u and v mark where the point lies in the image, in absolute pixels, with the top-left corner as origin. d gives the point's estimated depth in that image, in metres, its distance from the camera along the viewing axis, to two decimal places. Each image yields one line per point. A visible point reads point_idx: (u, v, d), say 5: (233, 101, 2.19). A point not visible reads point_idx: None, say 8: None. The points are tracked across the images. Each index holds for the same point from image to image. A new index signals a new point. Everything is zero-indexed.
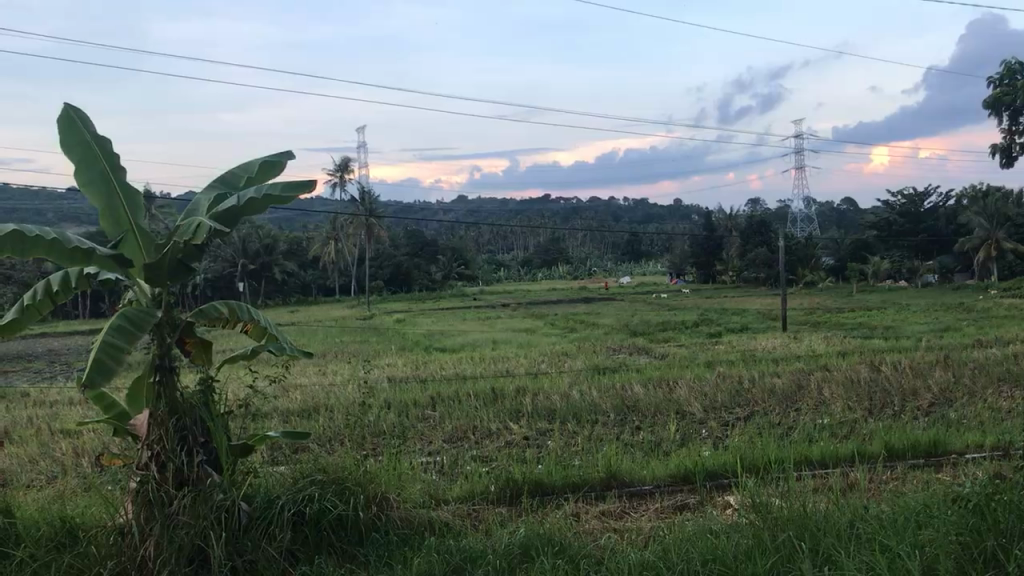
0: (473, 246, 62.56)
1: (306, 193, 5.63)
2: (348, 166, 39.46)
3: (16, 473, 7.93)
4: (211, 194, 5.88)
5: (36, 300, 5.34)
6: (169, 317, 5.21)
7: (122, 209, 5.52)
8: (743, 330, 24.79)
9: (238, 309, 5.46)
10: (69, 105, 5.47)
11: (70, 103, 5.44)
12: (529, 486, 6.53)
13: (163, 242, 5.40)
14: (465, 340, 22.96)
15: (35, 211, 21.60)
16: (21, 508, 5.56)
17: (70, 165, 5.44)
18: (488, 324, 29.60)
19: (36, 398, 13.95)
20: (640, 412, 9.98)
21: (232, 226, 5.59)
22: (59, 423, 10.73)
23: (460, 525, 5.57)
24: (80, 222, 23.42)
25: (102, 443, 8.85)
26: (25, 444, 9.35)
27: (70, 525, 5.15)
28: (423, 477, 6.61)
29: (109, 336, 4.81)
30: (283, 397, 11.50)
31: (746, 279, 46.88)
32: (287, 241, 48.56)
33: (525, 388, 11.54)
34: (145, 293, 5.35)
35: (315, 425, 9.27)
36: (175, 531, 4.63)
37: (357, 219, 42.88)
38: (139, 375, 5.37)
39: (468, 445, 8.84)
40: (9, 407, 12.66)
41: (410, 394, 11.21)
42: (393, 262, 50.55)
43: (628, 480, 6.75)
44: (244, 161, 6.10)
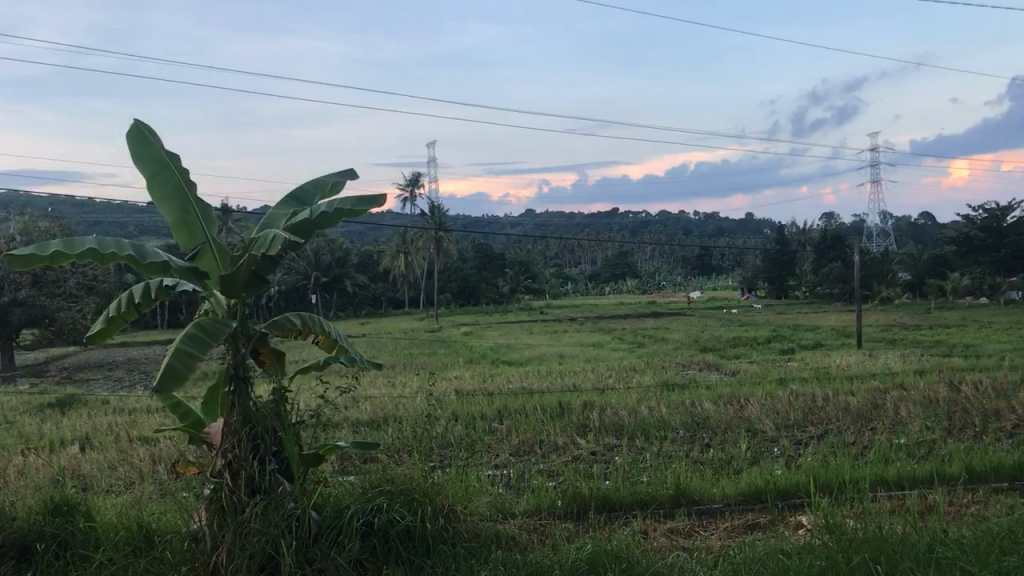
0: (541, 259, 62.60)
1: (378, 207, 5.71)
2: (419, 181, 39.83)
3: (96, 479, 8.16)
4: (286, 209, 6.00)
5: (120, 309, 5.51)
6: (244, 328, 5.33)
7: (198, 223, 5.68)
8: (815, 347, 24.30)
9: (312, 321, 5.57)
10: (139, 121, 5.71)
11: (141, 120, 5.68)
12: (596, 502, 6.46)
13: (239, 253, 5.53)
14: (533, 354, 22.96)
15: (118, 224, 22.31)
16: (101, 512, 5.70)
17: (143, 180, 5.65)
18: (553, 338, 29.54)
19: (116, 405, 14.36)
20: (710, 429, 9.83)
21: (307, 240, 5.69)
22: (136, 431, 11.02)
23: (526, 539, 5.55)
24: (160, 234, 24.09)
25: (178, 451, 9.05)
26: (105, 450, 9.65)
27: (146, 530, 5.28)
28: (490, 490, 6.60)
29: (184, 344, 4.95)
30: (353, 407, 11.65)
31: (820, 294, 45.94)
32: (358, 254, 49.30)
33: (592, 403, 11.49)
34: (221, 304, 5.47)
35: (384, 436, 9.36)
36: (247, 538, 4.72)
37: (428, 233, 43.34)
38: (214, 385, 5.48)
39: (534, 458, 8.83)
40: (89, 414, 13.04)
41: (477, 406, 11.25)
42: (461, 275, 50.86)
43: (697, 498, 6.65)
44: (317, 177, 6.23)
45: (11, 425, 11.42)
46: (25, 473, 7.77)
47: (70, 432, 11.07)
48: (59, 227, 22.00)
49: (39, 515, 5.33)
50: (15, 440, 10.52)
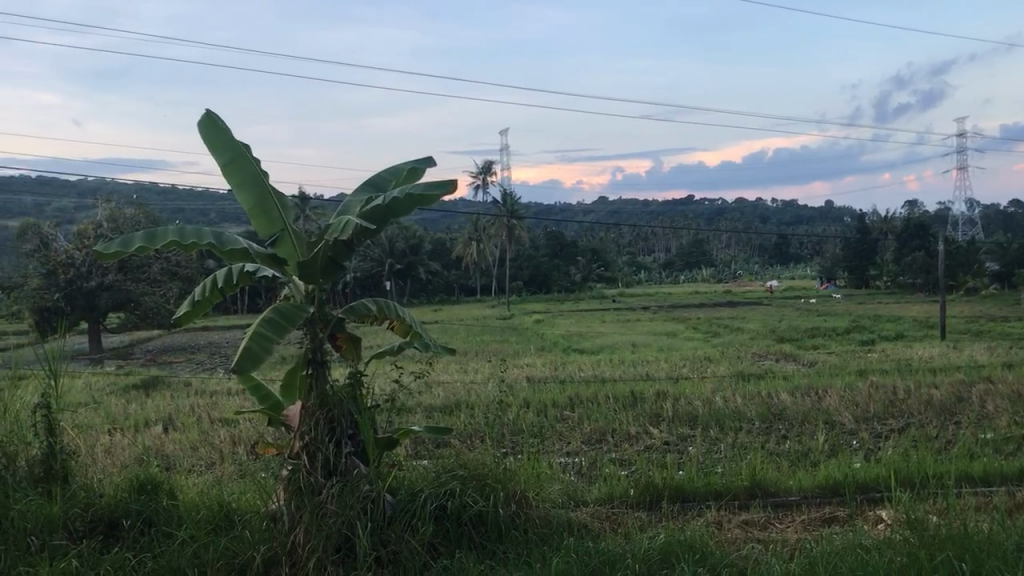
0: (614, 248, 62.29)
1: (450, 193, 5.73)
2: (491, 169, 39.90)
3: (179, 459, 8.40)
4: (362, 196, 6.08)
5: (204, 294, 5.67)
6: (322, 313, 5.42)
7: (276, 211, 5.78)
8: (897, 338, 23.71)
9: (386, 306, 5.62)
10: (211, 111, 5.81)
11: (213, 111, 5.79)
12: (669, 491, 6.41)
13: (316, 240, 5.62)
14: (606, 342, 22.88)
15: (200, 211, 22.87)
16: (183, 491, 5.86)
17: (220, 169, 5.77)
18: (627, 326, 29.33)
19: (198, 387, 14.78)
20: (787, 420, 9.67)
21: (381, 226, 5.74)
22: (218, 412, 11.32)
23: (599, 528, 5.54)
24: (240, 221, 24.63)
25: (257, 432, 9.26)
26: (188, 430, 9.93)
27: (227, 509, 5.41)
28: (562, 477, 6.60)
29: (262, 328, 5.06)
30: (426, 392, 11.78)
31: (902, 284, 44.69)
32: (431, 242, 49.74)
33: (666, 392, 11.39)
34: (300, 289, 5.56)
35: (457, 422, 9.42)
36: (324, 519, 4.80)
37: (500, 221, 43.48)
38: (291, 369, 5.59)
39: (606, 447, 8.80)
40: (172, 396, 13.46)
41: (549, 394, 11.24)
42: (533, 263, 50.92)
43: (773, 490, 6.54)
44: (393, 164, 6.29)
45: (98, 404, 11.82)
46: (112, 451, 8.03)
47: (153, 414, 11.41)
48: (143, 214, 22.65)
49: (125, 493, 5.49)
50: (102, 419, 10.88)
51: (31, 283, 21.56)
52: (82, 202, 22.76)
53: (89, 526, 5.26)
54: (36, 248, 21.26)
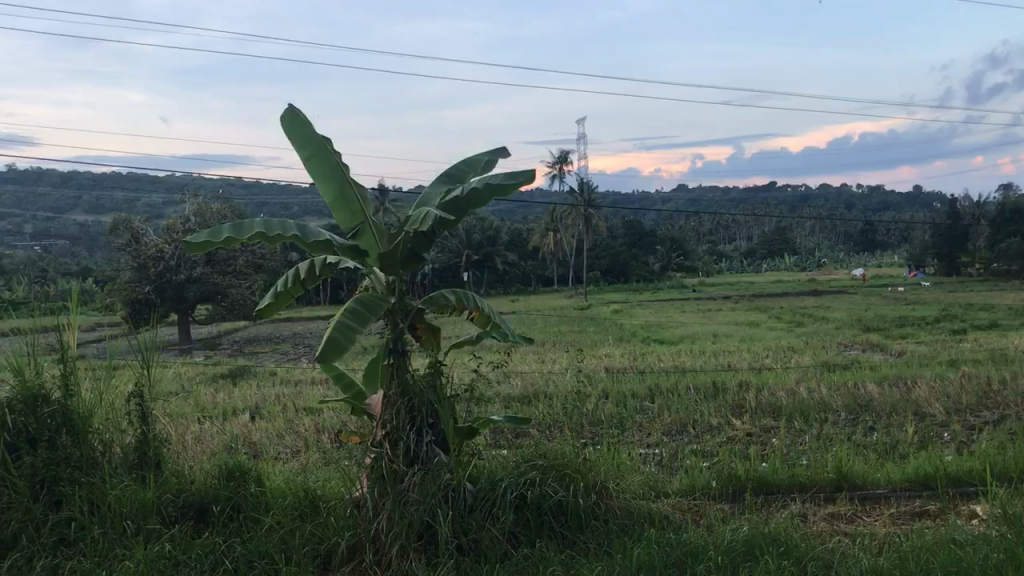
0: (693, 237, 61.51)
1: (528, 183, 5.77)
2: (567, 158, 39.75)
3: (267, 445, 8.62)
4: (439, 188, 6.12)
5: (286, 286, 5.80)
6: (402, 304, 5.49)
7: (358, 202, 5.85)
8: (993, 327, 22.84)
9: (465, 297, 5.66)
10: (292, 106, 5.86)
11: (293, 105, 5.84)
12: (753, 483, 6.31)
13: (396, 231, 5.67)
14: (686, 333, 22.57)
15: (283, 205, 23.37)
16: (270, 478, 6.00)
17: (302, 162, 5.85)
18: (708, 316, 28.89)
19: (283, 377, 15.12)
20: (874, 412, 9.43)
21: (459, 218, 5.79)
22: (302, 401, 11.56)
23: (681, 519, 5.48)
24: (321, 215, 25.07)
25: (340, 421, 9.43)
26: (273, 419, 10.17)
27: (313, 496, 5.52)
28: (643, 468, 6.55)
29: (345, 319, 5.15)
30: (505, 382, 11.85)
31: (996, 271, 42.98)
32: (508, 232, 49.90)
33: (749, 383, 11.21)
34: (381, 281, 5.66)
35: (535, 411, 9.42)
36: (407, 507, 4.87)
37: (577, 210, 43.34)
38: (374, 357, 5.66)
39: (687, 438, 8.70)
40: (259, 385, 13.82)
41: (628, 385, 11.16)
42: (611, 253, 50.65)
43: (860, 483, 6.40)
44: (471, 156, 6.32)
45: (188, 394, 12.19)
46: (201, 439, 8.25)
47: (241, 402, 11.70)
48: (229, 209, 23.25)
49: (215, 479, 5.64)
50: (192, 408, 11.21)
51: (123, 277, 22.35)
52: (171, 198, 23.54)
53: (180, 511, 5.42)
54: (128, 243, 22.68)
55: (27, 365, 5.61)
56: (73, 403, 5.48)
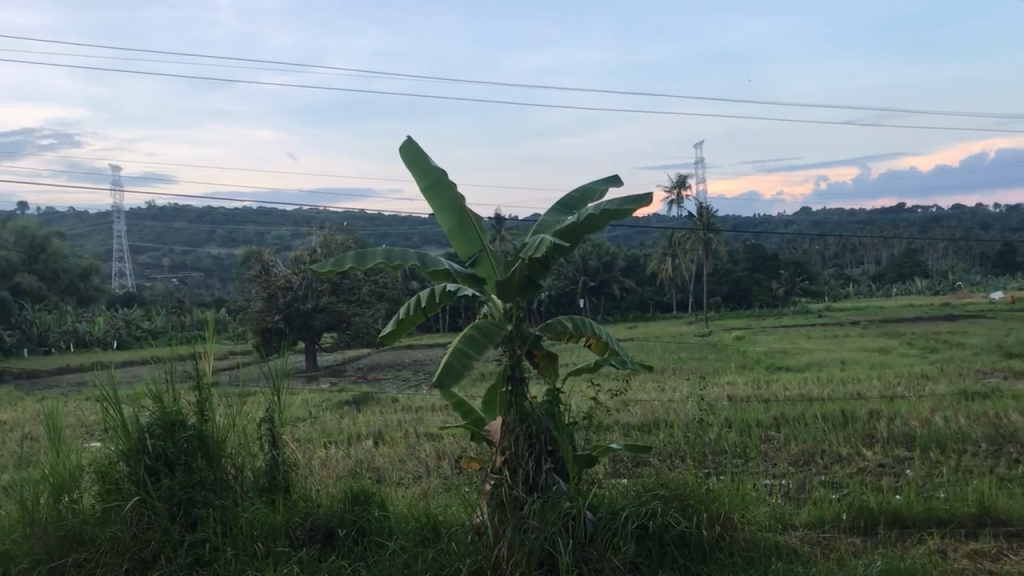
0: (818, 261, 59.68)
1: (644, 208, 5.76)
2: (685, 182, 39.26)
3: (389, 470, 8.76)
4: (554, 217, 6.15)
5: (408, 313, 5.96)
6: (519, 330, 5.55)
7: (475, 231, 5.93)
8: None
9: (582, 323, 5.65)
10: (410, 140, 6.01)
11: (410, 138, 5.99)
12: (886, 517, 6.04)
13: (512, 259, 5.72)
14: (811, 360, 21.82)
15: (404, 236, 23.96)
16: (393, 503, 6.10)
17: (419, 193, 5.99)
18: (835, 343, 27.86)
19: (404, 403, 15.39)
20: (1019, 443, 8.89)
21: (574, 244, 5.80)
22: (422, 427, 11.75)
23: (810, 552, 5.29)
24: (440, 244, 25.50)
25: (461, 447, 9.53)
26: (396, 444, 10.38)
27: (434, 521, 5.59)
28: (769, 499, 6.36)
29: (462, 345, 5.23)
30: (624, 410, 11.74)
31: None
32: (625, 259, 49.68)
33: (879, 412, 10.77)
34: (498, 308, 5.72)
35: (657, 440, 9.29)
36: (527, 534, 4.88)
37: (696, 235, 42.74)
38: (492, 384, 5.71)
39: (815, 469, 8.39)
40: (382, 411, 14.14)
41: (752, 413, 10.88)
42: (732, 278, 49.84)
43: (1005, 518, 6.03)
44: (586, 185, 6.34)
45: (315, 419, 12.57)
46: (328, 464, 8.48)
47: (364, 428, 11.95)
48: (353, 240, 23.96)
49: (340, 502, 5.76)
50: (319, 433, 11.55)
51: (255, 306, 23.18)
52: (299, 230, 24.42)
53: (308, 534, 5.57)
54: (259, 274, 23.43)
55: (166, 392, 5.89)
56: (207, 428, 5.72)
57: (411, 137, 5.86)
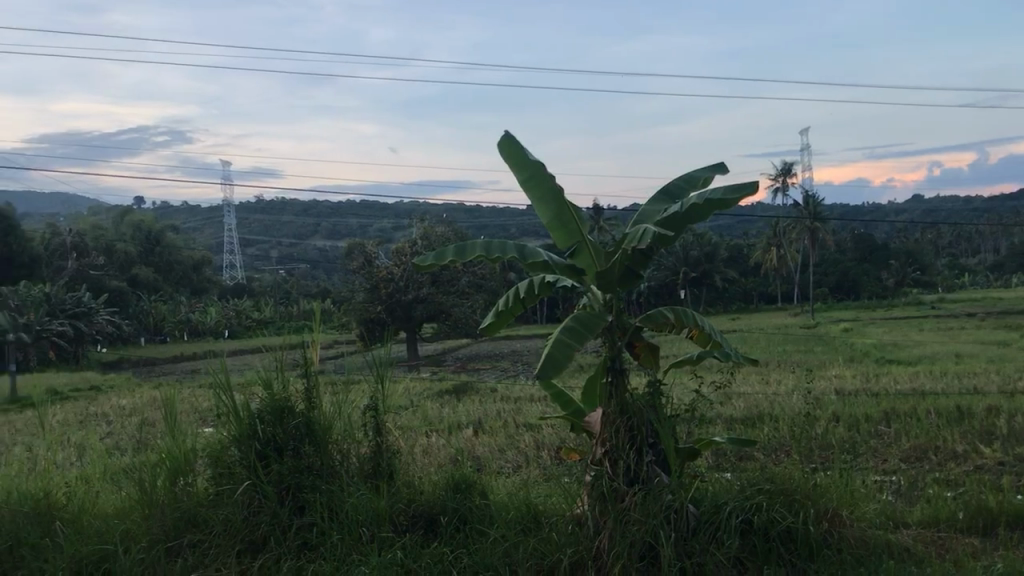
0: (931, 250, 57.46)
1: (749, 197, 5.65)
2: (790, 170, 38.32)
3: (491, 459, 8.85)
4: (656, 205, 6.08)
5: (507, 304, 6.03)
6: (619, 322, 5.51)
7: (573, 221, 5.88)
8: None
9: (684, 315, 5.57)
10: (508, 132, 5.99)
11: (508, 131, 5.97)
12: (1007, 517, 5.78)
13: (613, 250, 5.68)
14: (924, 353, 21.05)
15: (503, 227, 24.11)
16: (495, 492, 6.15)
17: (517, 184, 5.97)
18: (950, 336, 26.80)
19: (504, 393, 15.55)
20: None
21: (676, 234, 5.73)
22: (522, 417, 11.83)
23: (924, 552, 5.11)
24: (540, 236, 25.53)
25: (560, 437, 9.54)
26: (496, 433, 10.50)
27: (534, 511, 5.62)
28: (879, 496, 6.17)
29: (563, 336, 5.23)
30: (727, 403, 11.56)
31: None
32: (727, 249, 48.83)
33: (998, 408, 10.30)
34: (598, 299, 5.69)
35: (761, 434, 9.08)
36: (628, 526, 4.85)
37: (802, 224, 41.66)
38: (592, 375, 5.70)
39: (929, 466, 8.10)
40: (481, 400, 14.31)
41: (860, 407, 10.57)
42: (839, 268, 48.45)
43: None
44: (689, 172, 6.24)
45: (417, 407, 12.81)
46: (430, 452, 8.58)
47: (464, 417, 12.11)
48: (453, 231, 24.21)
49: (443, 490, 5.84)
50: (421, 421, 11.76)
51: (358, 297, 23.70)
52: (400, 222, 24.87)
53: (412, 521, 5.66)
54: (362, 266, 24.05)
55: (276, 379, 6.08)
56: (314, 415, 5.86)
57: (510, 130, 5.84)
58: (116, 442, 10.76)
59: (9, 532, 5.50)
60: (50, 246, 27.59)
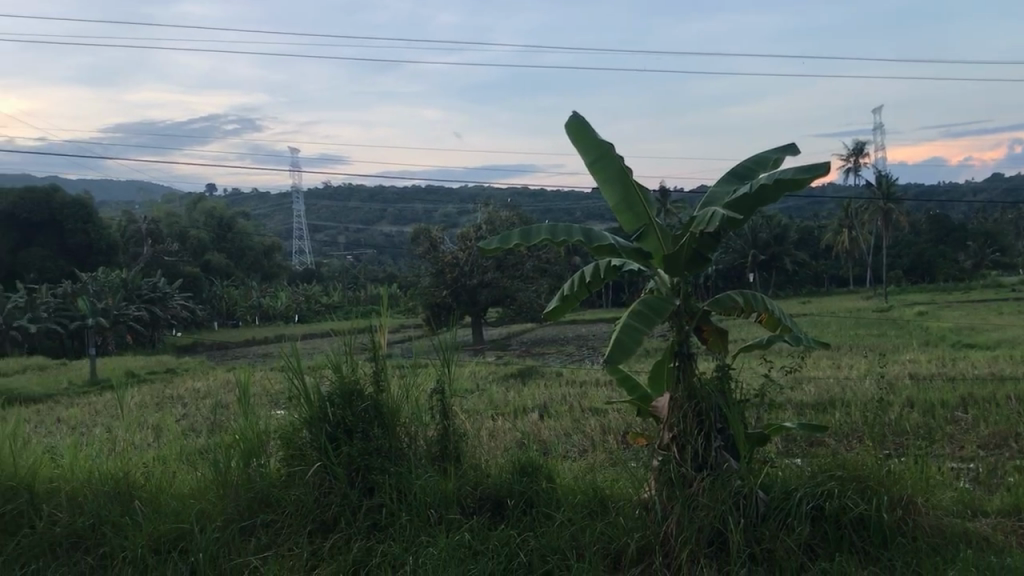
0: (1012, 231, 55.59)
1: (820, 178, 5.54)
2: (863, 150, 37.42)
3: (556, 443, 8.85)
4: (725, 187, 5.99)
5: (572, 289, 6.02)
6: (687, 305, 5.46)
7: (641, 204, 5.81)
8: None
9: (754, 299, 5.49)
10: (576, 113, 5.94)
11: (575, 112, 5.92)
12: None
13: (681, 233, 5.63)
14: (1005, 337, 20.38)
15: (568, 210, 24.03)
16: (561, 475, 6.16)
17: (585, 166, 5.92)
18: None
19: (569, 377, 15.56)
20: None
21: (746, 216, 5.65)
22: (587, 401, 11.82)
23: (1003, 541, 4.97)
24: (605, 219, 25.38)
25: (626, 422, 9.51)
26: (562, 417, 10.51)
27: (601, 495, 5.61)
28: (955, 484, 6.02)
29: (630, 320, 5.20)
30: (797, 388, 11.38)
31: None
32: (797, 231, 47.95)
33: None
34: (666, 283, 5.64)
35: (832, 420, 8.90)
36: (696, 511, 4.82)
37: (875, 205, 40.66)
38: (659, 359, 5.65)
39: (1009, 454, 7.86)
40: (547, 384, 14.34)
41: (936, 393, 10.30)
42: (914, 250, 47.19)
43: None
44: (758, 153, 6.14)
45: (483, 391, 12.91)
46: (495, 436, 8.62)
47: (531, 401, 12.16)
48: (518, 216, 24.23)
49: (509, 473, 5.86)
50: (487, 404, 11.85)
51: (423, 282, 23.90)
52: (466, 207, 24.97)
53: (478, 503, 5.69)
54: (427, 251, 24.28)
55: (345, 362, 6.16)
56: (383, 398, 5.93)
57: (577, 111, 5.80)
58: (193, 423, 11.08)
59: (91, 509, 5.67)
60: (127, 234, 28.46)
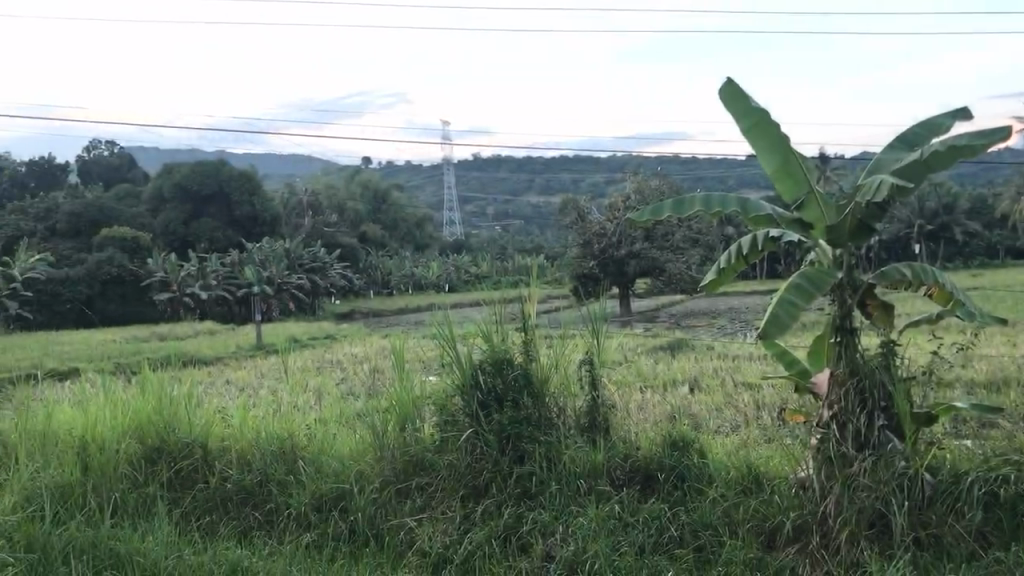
0: None
1: (998, 142, 5.18)
2: None
3: (707, 417, 8.68)
4: (892, 154, 5.67)
5: (729, 261, 5.88)
6: (851, 279, 5.21)
7: (800, 171, 5.56)
8: None
9: (923, 270, 5.19)
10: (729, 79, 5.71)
11: (728, 77, 5.69)
12: None
13: (845, 202, 5.37)
14: None
15: (720, 178, 23.44)
16: (712, 450, 6.05)
17: (741, 133, 5.69)
18: None
19: (721, 350, 15.25)
20: None
21: (915, 183, 5.33)
22: (741, 376, 11.55)
23: None
24: (759, 188, 24.60)
25: (781, 399, 9.22)
26: (713, 391, 10.30)
27: (755, 472, 5.47)
28: None
29: (788, 294, 5.01)
30: (969, 367, 10.72)
31: None
32: (968, 200, 45.12)
33: None
34: (827, 254, 5.41)
35: (1009, 400, 8.34)
36: (857, 492, 4.63)
37: None
38: (819, 335, 5.43)
39: None
40: (699, 357, 14.12)
41: None
42: None
43: None
44: (929, 118, 5.77)
45: (632, 363, 12.86)
46: (646, 409, 8.54)
47: (681, 374, 12.01)
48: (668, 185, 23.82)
49: (659, 447, 5.79)
50: (636, 376, 11.78)
51: (572, 252, 23.87)
52: (615, 176, 24.75)
53: (628, 475, 5.64)
54: (576, 221, 24.30)
55: (495, 333, 6.24)
56: (533, 369, 5.98)
57: (732, 77, 5.58)
58: (351, 388, 11.55)
59: (259, 467, 5.99)
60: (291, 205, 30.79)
